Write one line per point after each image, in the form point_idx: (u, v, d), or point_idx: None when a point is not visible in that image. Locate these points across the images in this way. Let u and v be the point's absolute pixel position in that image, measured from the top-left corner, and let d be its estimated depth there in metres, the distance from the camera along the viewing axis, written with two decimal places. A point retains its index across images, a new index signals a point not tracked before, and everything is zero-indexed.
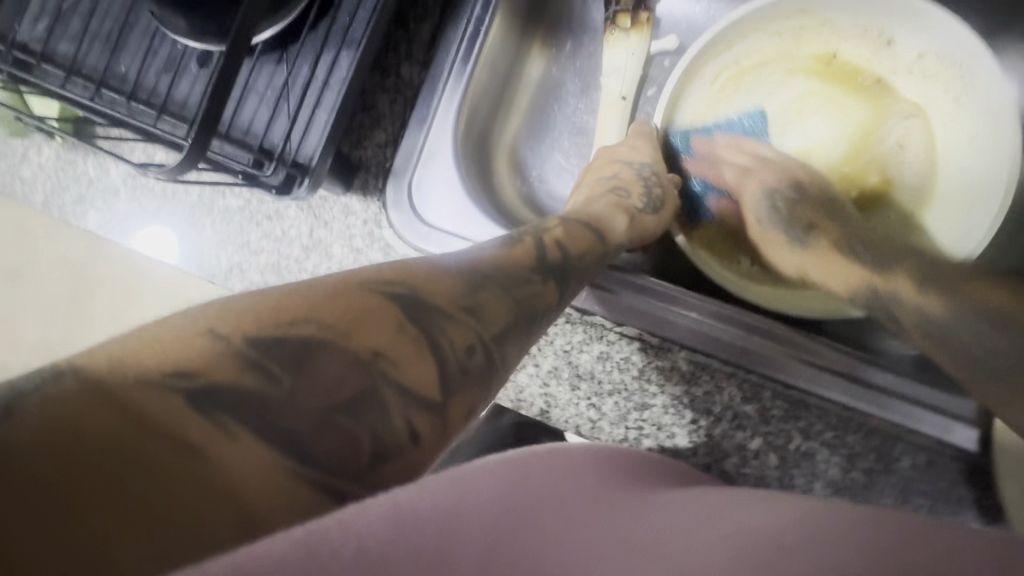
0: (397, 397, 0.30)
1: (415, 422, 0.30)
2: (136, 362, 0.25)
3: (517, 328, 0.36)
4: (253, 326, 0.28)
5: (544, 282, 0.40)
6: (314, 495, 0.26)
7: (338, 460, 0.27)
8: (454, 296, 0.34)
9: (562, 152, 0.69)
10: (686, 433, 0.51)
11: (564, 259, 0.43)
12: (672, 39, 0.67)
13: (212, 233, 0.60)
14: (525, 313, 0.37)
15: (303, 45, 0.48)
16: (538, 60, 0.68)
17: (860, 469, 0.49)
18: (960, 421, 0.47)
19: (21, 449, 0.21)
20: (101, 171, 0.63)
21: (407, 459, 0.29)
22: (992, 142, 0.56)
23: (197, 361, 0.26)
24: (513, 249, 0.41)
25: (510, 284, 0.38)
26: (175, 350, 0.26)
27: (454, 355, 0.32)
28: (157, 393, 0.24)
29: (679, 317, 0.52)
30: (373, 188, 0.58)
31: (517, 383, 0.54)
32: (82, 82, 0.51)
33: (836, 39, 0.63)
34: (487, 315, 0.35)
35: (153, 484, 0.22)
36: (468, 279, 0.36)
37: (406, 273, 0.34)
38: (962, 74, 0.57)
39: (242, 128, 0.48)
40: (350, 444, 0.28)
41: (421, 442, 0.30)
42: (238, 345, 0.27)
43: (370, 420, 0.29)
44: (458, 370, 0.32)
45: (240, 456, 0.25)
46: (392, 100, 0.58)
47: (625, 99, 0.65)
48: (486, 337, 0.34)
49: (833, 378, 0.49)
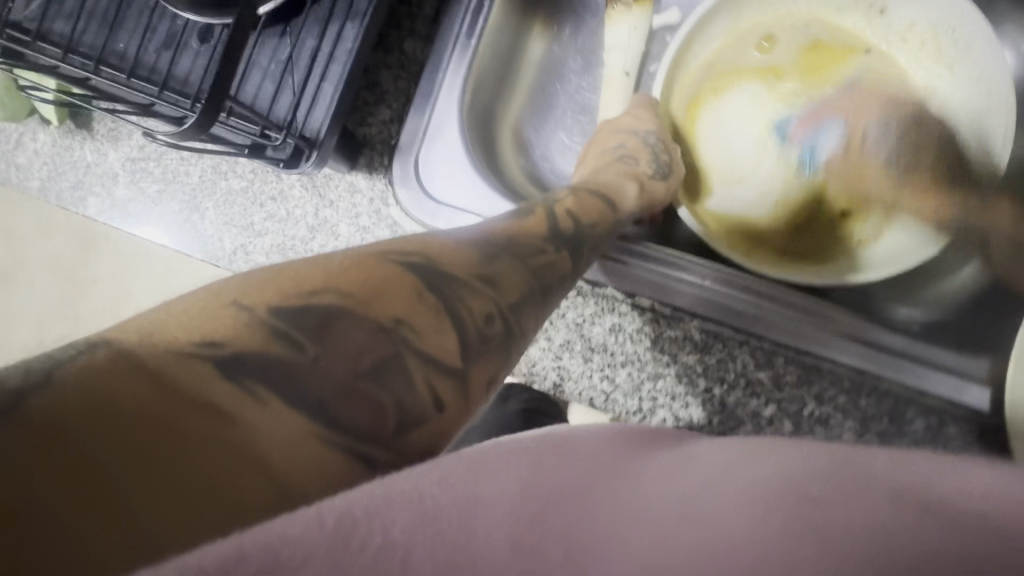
0: (418, 365, 0.29)
1: (436, 386, 0.29)
2: (157, 327, 0.24)
3: (534, 295, 0.36)
4: (276, 299, 0.27)
5: (558, 252, 0.40)
6: (343, 463, 0.25)
7: (365, 426, 0.26)
8: (471, 264, 0.34)
9: (566, 130, 0.68)
10: (700, 403, 0.51)
11: (576, 229, 0.43)
12: (674, 13, 0.67)
13: (215, 216, 0.60)
14: (541, 282, 0.37)
15: (306, 17, 0.48)
16: (540, 38, 0.68)
17: (874, 433, 0.49)
18: (973, 381, 0.49)
19: (52, 419, 0.20)
20: (98, 155, 0.62)
21: (431, 428, 0.29)
22: (985, 107, 0.57)
23: (218, 319, 0.25)
24: (525, 220, 0.41)
25: (526, 253, 0.37)
26: (198, 311, 0.26)
27: (473, 322, 0.32)
28: (184, 360, 0.24)
29: (690, 286, 0.52)
30: (379, 165, 0.57)
31: (529, 356, 0.54)
32: (80, 59, 0.50)
33: (829, 12, 0.63)
34: (504, 283, 0.34)
35: (187, 455, 0.22)
36: (482, 248, 0.36)
37: (419, 243, 0.34)
38: (953, 38, 0.57)
39: (247, 102, 0.48)
40: (374, 410, 0.27)
41: (444, 411, 0.29)
42: (259, 308, 0.26)
43: (394, 383, 0.28)
44: (477, 338, 0.32)
45: (271, 421, 0.24)
46: (395, 77, 0.57)
47: (628, 74, 0.65)
48: (504, 307, 0.33)
49: (848, 343, 0.50)
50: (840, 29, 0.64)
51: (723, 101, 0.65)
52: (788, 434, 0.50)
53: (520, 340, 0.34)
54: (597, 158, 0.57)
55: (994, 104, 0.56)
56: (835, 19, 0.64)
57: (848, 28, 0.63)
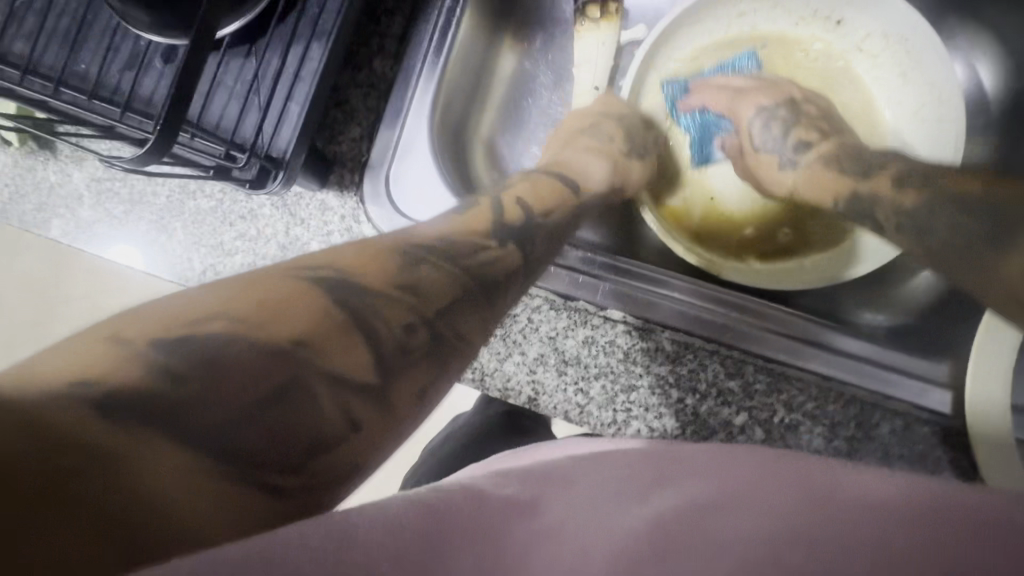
0: (328, 389, 0.28)
1: (346, 404, 0.29)
2: (54, 373, 0.24)
3: (464, 303, 0.36)
4: (161, 333, 0.26)
5: (503, 246, 0.41)
6: (243, 488, 0.25)
7: (263, 446, 0.26)
8: (395, 275, 0.34)
9: (539, 144, 0.69)
10: (673, 413, 0.52)
11: (526, 222, 0.45)
12: (641, 29, 0.68)
13: (183, 236, 0.59)
14: (480, 287, 0.38)
15: (272, 37, 0.48)
16: (510, 53, 0.68)
17: (843, 438, 0.50)
18: (930, 383, 0.50)
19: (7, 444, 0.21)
20: (62, 176, 0.60)
21: (344, 449, 0.28)
22: (933, 111, 0.60)
23: (102, 355, 0.25)
24: (468, 215, 0.42)
25: (460, 254, 0.38)
26: (87, 351, 0.25)
27: (392, 338, 0.32)
28: (81, 410, 0.23)
29: (660, 297, 0.53)
30: (349, 183, 0.56)
31: (503, 371, 0.54)
32: (39, 81, 0.49)
33: (782, 21, 0.65)
34: (429, 292, 0.34)
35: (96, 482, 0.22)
36: (413, 255, 0.36)
37: (328, 256, 0.34)
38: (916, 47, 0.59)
39: (212, 122, 0.47)
40: (273, 438, 0.26)
41: (360, 429, 0.29)
42: (139, 342, 0.26)
43: (302, 408, 0.27)
44: (395, 352, 0.31)
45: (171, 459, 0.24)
46: (365, 95, 0.57)
47: (598, 88, 0.66)
48: (429, 316, 0.34)
49: (812, 351, 0.51)
50: (794, 38, 0.65)
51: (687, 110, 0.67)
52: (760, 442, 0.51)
53: (458, 346, 0.35)
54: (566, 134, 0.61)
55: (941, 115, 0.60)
56: (789, 29, 0.65)
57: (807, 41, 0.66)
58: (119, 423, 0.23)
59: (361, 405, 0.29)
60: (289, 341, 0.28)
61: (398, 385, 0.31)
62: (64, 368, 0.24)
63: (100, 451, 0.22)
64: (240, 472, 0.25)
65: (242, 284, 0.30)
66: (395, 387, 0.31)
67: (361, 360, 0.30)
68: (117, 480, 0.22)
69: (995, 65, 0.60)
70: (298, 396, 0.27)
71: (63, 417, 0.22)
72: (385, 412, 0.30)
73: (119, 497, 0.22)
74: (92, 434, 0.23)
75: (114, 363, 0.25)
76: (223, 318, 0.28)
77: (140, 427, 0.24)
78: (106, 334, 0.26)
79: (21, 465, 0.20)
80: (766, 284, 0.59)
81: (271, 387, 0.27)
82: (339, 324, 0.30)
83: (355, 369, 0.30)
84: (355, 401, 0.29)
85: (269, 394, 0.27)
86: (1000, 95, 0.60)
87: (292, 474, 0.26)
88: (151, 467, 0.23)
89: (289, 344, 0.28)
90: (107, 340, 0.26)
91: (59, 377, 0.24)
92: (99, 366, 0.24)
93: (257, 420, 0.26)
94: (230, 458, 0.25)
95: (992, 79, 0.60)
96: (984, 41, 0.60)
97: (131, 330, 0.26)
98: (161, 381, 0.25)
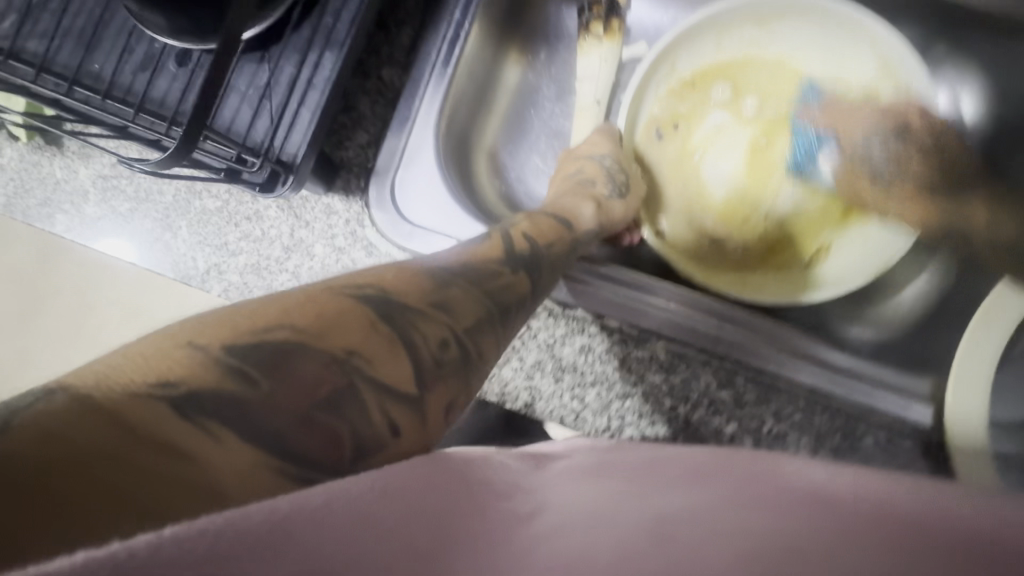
0: (374, 393, 0.29)
1: (391, 410, 0.30)
2: (114, 370, 0.25)
3: (490, 319, 0.37)
4: (232, 336, 0.27)
5: (515, 273, 0.42)
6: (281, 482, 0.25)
7: (320, 451, 0.27)
8: (423, 290, 0.35)
9: (539, 154, 0.71)
10: (665, 421, 0.53)
11: (534, 252, 0.45)
12: (642, 47, 0.70)
13: (188, 235, 0.60)
14: (497, 304, 0.38)
15: (286, 45, 0.49)
16: (515, 66, 0.70)
17: (828, 449, 0.52)
18: (914, 399, 0.52)
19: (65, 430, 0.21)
20: (69, 172, 0.61)
21: (387, 452, 0.29)
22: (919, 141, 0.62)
23: (172, 357, 0.25)
24: (483, 246, 0.43)
25: (481, 277, 0.39)
26: (156, 352, 0.26)
27: (429, 349, 0.33)
28: (141, 400, 0.23)
29: (654, 308, 0.54)
30: (355, 188, 0.58)
31: (501, 376, 0.55)
32: (53, 79, 0.50)
33: (776, 50, 0.68)
34: (457, 309, 0.35)
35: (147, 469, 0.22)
36: (441, 275, 0.37)
37: (373, 275, 0.34)
38: (888, 57, 0.61)
39: (224, 126, 0.48)
40: (331, 437, 0.27)
41: (400, 434, 0.30)
42: (213, 345, 0.27)
43: (350, 412, 0.28)
44: (433, 363, 0.33)
45: (227, 455, 0.24)
46: (373, 102, 0.58)
47: (599, 102, 0.68)
48: (459, 331, 0.35)
49: (803, 364, 0.52)
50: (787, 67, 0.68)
51: (672, 127, 0.69)
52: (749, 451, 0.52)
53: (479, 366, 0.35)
54: (560, 183, 0.60)
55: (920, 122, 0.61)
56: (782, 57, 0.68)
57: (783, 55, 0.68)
58: (196, 423, 0.24)
59: (404, 411, 0.30)
60: (344, 350, 0.29)
61: (434, 399, 0.32)
62: (143, 371, 0.25)
63: (178, 449, 0.23)
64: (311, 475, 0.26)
65: (302, 298, 0.31)
66: (433, 397, 0.32)
67: (406, 371, 0.31)
68: (198, 481, 0.23)
69: (978, 95, 0.63)
70: (349, 402, 0.28)
71: (147, 414, 0.23)
72: (423, 423, 0.31)
73: (192, 492, 0.22)
74: (172, 431, 0.23)
75: (190, 369, 0.25)
76: (290, 327, 0.28)
77: (216, 427, 0.25)
78: (181, 339, 0.27)
79: (114, 461, 0.21)
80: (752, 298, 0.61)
81: (330, 393, 0.28)
82: (386, 337, 0.31)
83: (400, 378, 0.31)
84: (401, 412, 0.30)
85: (326, 399, 0.28)
86: (981, 125, 0.63)
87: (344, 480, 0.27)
88: (224, 468, 0.24)
89: (343, 353, 0.29)
90: (182, 345, 0.26)
91: (137, 381, 0.24)
92: (174, 371, 0.25)
93: (317, 421, 0.27)
94: (295, 460, 0.26)
95: (975, 108, 0.63)
96: (968, 71, 0.63)
97: (204, 335, 0.27)
98: (233, 382, 0.26)
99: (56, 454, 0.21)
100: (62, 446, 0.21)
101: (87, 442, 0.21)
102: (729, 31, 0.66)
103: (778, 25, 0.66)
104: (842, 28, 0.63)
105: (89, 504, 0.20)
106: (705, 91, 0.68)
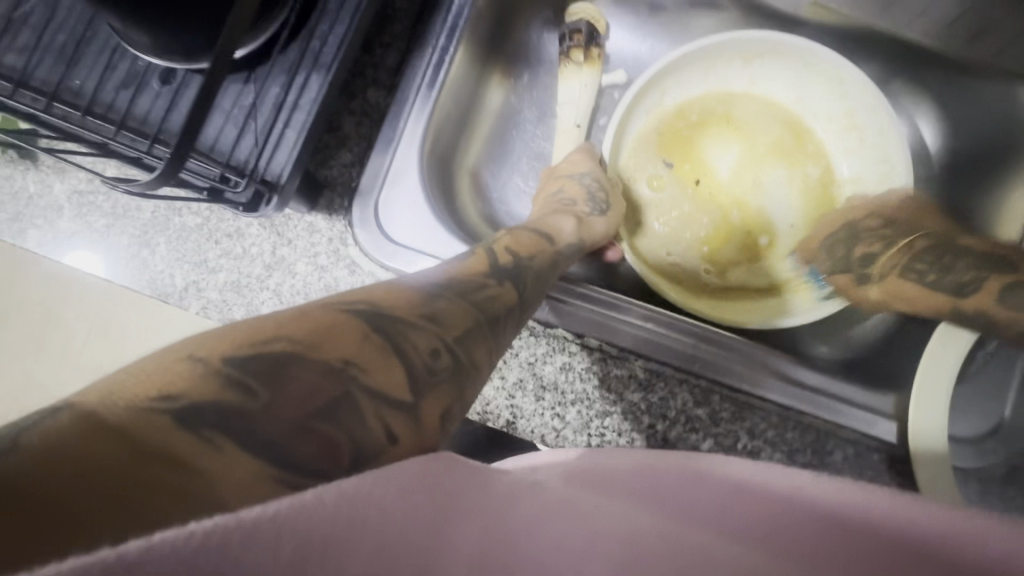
0: (370, 400, 0.30)
1: (389, 421, 0.30)
2: (116, 383, 0.25)
3: (479, 331, 0.38)
4: (230, 348, 0.27)
5: (500, 286, 0.43)
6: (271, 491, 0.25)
7: (319, 463, 0.27)
8: (414, 305, 0.36)
9: (521, 175, 0.72)
10: (644, 438, 0.55)
11: (517, 264, 0.46)
12: (620, 73, 0.73)
13: (166, 252, 0.59)
14: (486, 316, 0.40)
15: (272, 66, 0.49)
16: (497, 89, 0.72)
17: (799, 464, 0.54)
18: (881, 415, 0.53)
19: (67, 447, 0.22)
20: (42, 187, 0.60)
21: (385, 458, 0.30)
22: (884, 182, 0.66)
23: (175, 371, 0.26)
24: (469, 261, 0.44)
25: (467, 290, 0.40)
26: (156, 366, 0.26)
27: (421, 357, 0.34)
28: (142, 414, 0.23)
29: (632, 326, 0.55)
30: (339, 206, 0.58)
31: (483, 395, 0.56)
32: (31, 94, 0.49)
33: (758, 86, 0.71)
34: (448, 321, 0.37)
35: (155, 478, 0.22)
36: (430, 291, 0.38)
37: (363, 290, 0.36)
38: (863, 101, 0.65)
39: (208, 145, 0.48)
40: (328, 447, 0.28)
41: (397, 441, 0.30)
42: (213, 358, 0.27)
43: (346, 420, 0.29)
44: (424, 371, 0.33)
45: (227, 467, 0.24)
46: (358, 123, 0.59)
47: (580, 125, 0.70)
48: (449, 340, 0.36)
49: (777, 382, 0.54)
50: (768, 104, 0.71)
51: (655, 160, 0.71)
52: None
53: (473, 373, 0.36)
54: (543, 202, 0.61)
55: (886, 164, 0.66)
56: (763, 94, 0.71)
57: (761, 91, 0.71)
58: (199, 436, 0.24)
59: (400, 420, 0.31)
60: (339, 361, 0.30)
61: (427, 407, 0.33)
62: (145, 388, 0.24)
63: (180, 462, 0.23)
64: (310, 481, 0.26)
65: (296, 313, 0.31)
66: (426, 405, 0.33)
67: (399, 381, 0.32)
68: (197, 489, 0.23)
69: (934, 124, 0.67)
70: (347, 410, 0.29)
71: (148, 427, 0.23)
72: (419, 428, 0.32)
73: (190, 504, 0.22)
74: (176, 444, 0.24)
75: (191, 382, 0.25)
76: (287, 339, 0.29)
77: (218, 438, 0.25)
78: (181, 352, 0.27)
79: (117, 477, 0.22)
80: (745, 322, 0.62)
81: (327, 403, 0.29)
82: (378, 346, 0.32)
83: (394, 387, 0.32)
84: (397, 420, 0.31)
85: (324, 407, 0.28)
86: (938, 151, 0.67)
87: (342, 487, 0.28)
88: (223, 480, 0.24)
89: (338, 364, 0.30)
90: (182, 358, 0.26)
91: (139, 399, 0.24)
92: (174, 385, 0.25)
93: (315, 431, 0.28)
94: (296, 470, 0.26)
95: (932, 134, 0.67)
96: (924, 102, 0.67)
97: (206, 347, 0.27)
98: (232, 392, 0.26)
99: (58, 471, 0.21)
100: (60, 464, 0.21)
101: (88, 458, 0.21)
102: (715, 66, 0.69)
103: (760, 63, 0.69)
104: (819, 70, 0.67)
105: (94, 516, 0.21)
106: (688, 124, 0.71)
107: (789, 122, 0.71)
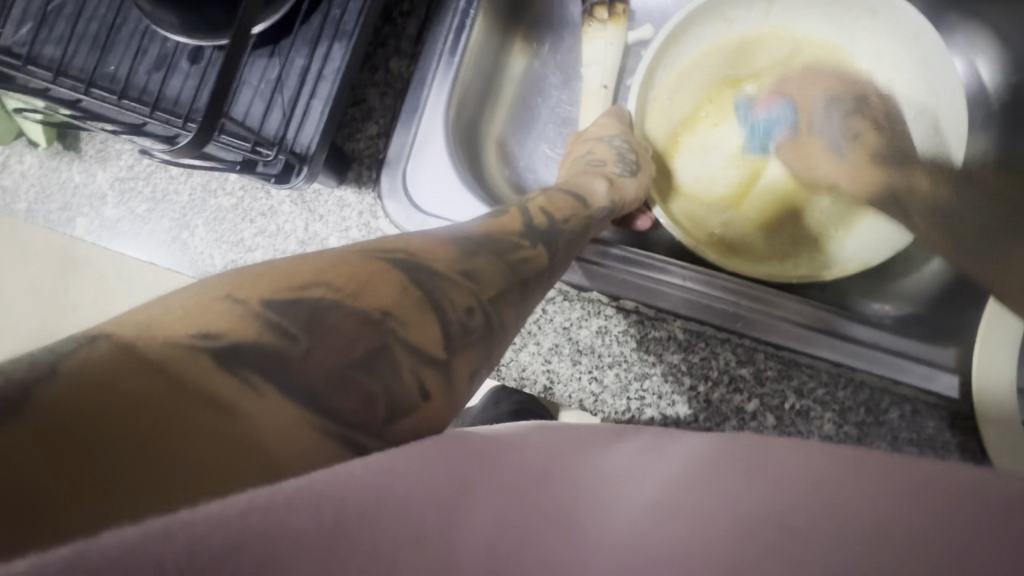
0: (405, 354, 0.30)
1: (421, 374, 0.30)
2: (155, 318, 0.25)
3: (511, 290, 0.37)
4: (269, 291, 0.28)
5: (533, 246, 0.42)
6: (318, 449, 0.25)
7: (355, 413, 0.27)
8: (450, 261, 0.35)
9: (548, 142, 0.71)
10: (686, 400, 0.53)
11: (550, 224, 0.45)
12: (648, 29, 0.70)
13: (204, 233, 0.60)
14: (518, 275, 0.39)
15: (296, 38, 0.49)
16: (520, 56, 0.70)
17: (852, 423, 0.51)
18: (942, 369, 0.50)
19: (108, 372, 0.22)
20: (87, 176, 0.62)
21: (420, 415, 0.30)
22: (934, 116, 0.62)
23: (217, 313, 0.26)
24: (501, 219, 0.43)
25: (501, 249, 0.40)
26: (196, 305, 0.26)
27: (456, 315, 0.33)
28: (181, 349, 0.24)
29: (671, 288, 0.54)
30: (367, 179, 0.58)
31: (519, 361, 0.56)
32: (70, 82, 0.51)
33: (788, 28, 0.67)
34: (483, 279, 0.36)
35: (199, 411, 0.23)
36: (465, 246, 0.38)
37: (401, 242, 0.36)
38: (899, 34, 0.62)
39: (238, 120, 0.49)
40: (365, 398, 0.28)
41: (429, 397, 0.30)
42: (253, 300, 0.27)
43: (382, 373, 0.29)
44: (458, 328, 0.33)
45: (267, 410, 0.24)
46: (382, 94, 0.58)
47: (606, 87, 0.68)
48: (483, 299, 0.35)
49: (822, 338, 0.52)
50: (802, 47, 0.67)
51: (685, 119, 0.69)
52: (771, 427, 0.52)
53: (504, 334, 0.36)
54: (571, 166, 0.60)
55: (936, 100, 0.62)
56: (795, 36, 0.67)
57: (788, 38, 0.67)
58: (237, 375, 0.24)
59: (433, 377, 0.31)
60: (377, 312, 0.30)
61: (460, 363, 0.33)
62: (186, 323, 0.25)
63: (220, 398, 0.24)
64: (345, 431, 0.26)
65: (334, 261, 0.32)
66: (459, 362, 0.33)
67: (434, 336, 0.32)
68: (240, 438, 0.23)
69: (996, 62, 0.61)
70: (383, 361, 0.29)
71: (187, 364, 0.24)
72: (450, 384, 0.32)
73: (239, 448, 0.23)
74: (216, 381, 0.24)
75: (229, 321, 0.26)
76: (325, 286, 0.29)
77: (256, 379, 0.25)
78: (220, 292, 0.27)
79: (152, 418, 0.21)
80: (789, 278, 0.60)
81: (366, 353, 0.29)
82: (415, 298, 0.32)
83: (428, 342, 0.31)
84: (429, 373, 0.31)
85: (361, 358, 0.28)
86: (1001, 92, 0.61)
87: (379, 441, 0.28)
88: (266, 426, 0.24)
89: (377, 315, 0.30)
90: (221, 297, 0.27)
91: (178, 334, 0.24)
92: (214, 324, 0.25)
93: (351, 380, 0.28)
94: (333, 419, 0.26)
95: (993, 74, 0.62)
96: (984, 38, 0.61)
97: (243, 288, 0.28)
98: (271, 336, 0.26)
99: (96, 405, 0.21)
100: (100, 390, 0.21)
101: (125, 390, 0.21)
102: (740, 11, 0.66)
103: (784, 5, 0.66)
104: (848, 1, 0.63)
105: (128, 457, 0.20)
106: (719, 75, 0.68)
107: (818, 68, 0.67)
